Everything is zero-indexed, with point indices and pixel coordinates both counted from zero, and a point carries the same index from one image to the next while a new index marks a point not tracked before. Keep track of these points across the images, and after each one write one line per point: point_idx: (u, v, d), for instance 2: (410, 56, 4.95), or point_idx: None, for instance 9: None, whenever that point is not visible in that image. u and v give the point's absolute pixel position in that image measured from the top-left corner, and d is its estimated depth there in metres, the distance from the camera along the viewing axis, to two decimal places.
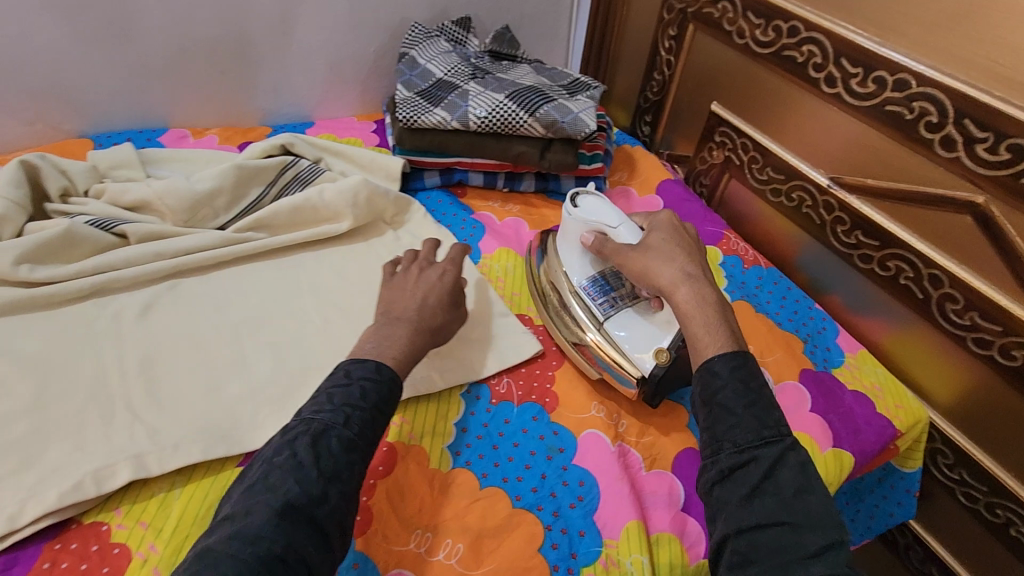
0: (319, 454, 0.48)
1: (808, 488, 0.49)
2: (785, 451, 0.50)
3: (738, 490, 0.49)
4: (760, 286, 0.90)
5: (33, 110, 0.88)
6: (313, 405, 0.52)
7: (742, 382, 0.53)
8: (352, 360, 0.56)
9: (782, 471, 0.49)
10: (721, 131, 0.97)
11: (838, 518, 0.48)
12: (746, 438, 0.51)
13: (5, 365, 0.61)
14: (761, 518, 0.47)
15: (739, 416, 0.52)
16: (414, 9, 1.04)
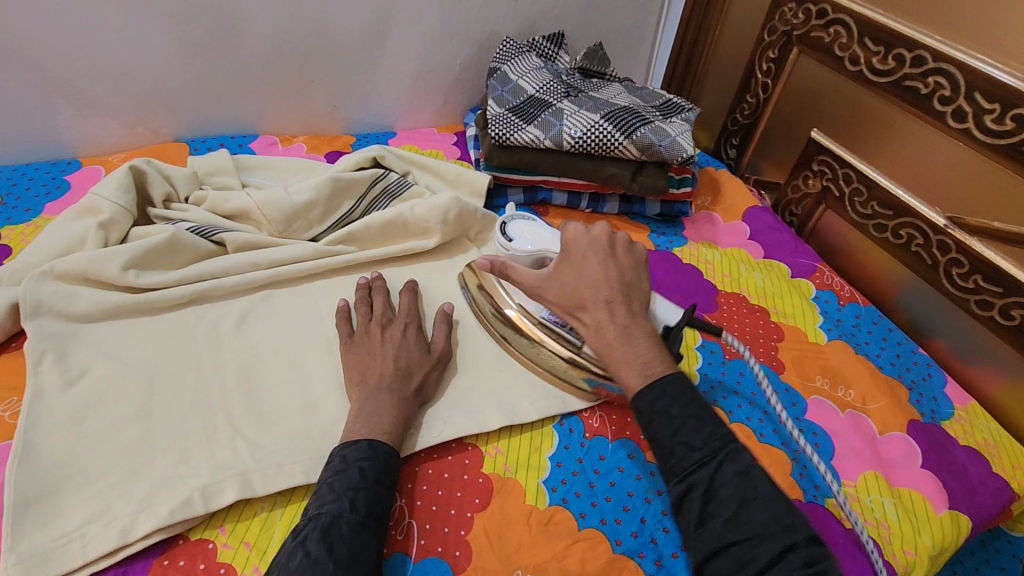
0: (331, 545, 0.47)
1: (752, 497, 0.48)
2: (720, 466, 0.50)
3: (691, 519, 0.49)
4: (858, 325, 0.86)
5: (136, 114, 0.90)
6: (317, 500, 0.51)
7: (662, 414, 0.53)
8: (344, 444, 0.55)
9: (721, 489, 0.49)
10: (820, 159, 0.93)
11: (788, 518, 0.47)
12: (682, 466, 0.51)
13: (113, 370, 0.62)
14: (717, 543, 0.47)
15: (669, 447, 0.52)
16: (504, 23, 1.03)
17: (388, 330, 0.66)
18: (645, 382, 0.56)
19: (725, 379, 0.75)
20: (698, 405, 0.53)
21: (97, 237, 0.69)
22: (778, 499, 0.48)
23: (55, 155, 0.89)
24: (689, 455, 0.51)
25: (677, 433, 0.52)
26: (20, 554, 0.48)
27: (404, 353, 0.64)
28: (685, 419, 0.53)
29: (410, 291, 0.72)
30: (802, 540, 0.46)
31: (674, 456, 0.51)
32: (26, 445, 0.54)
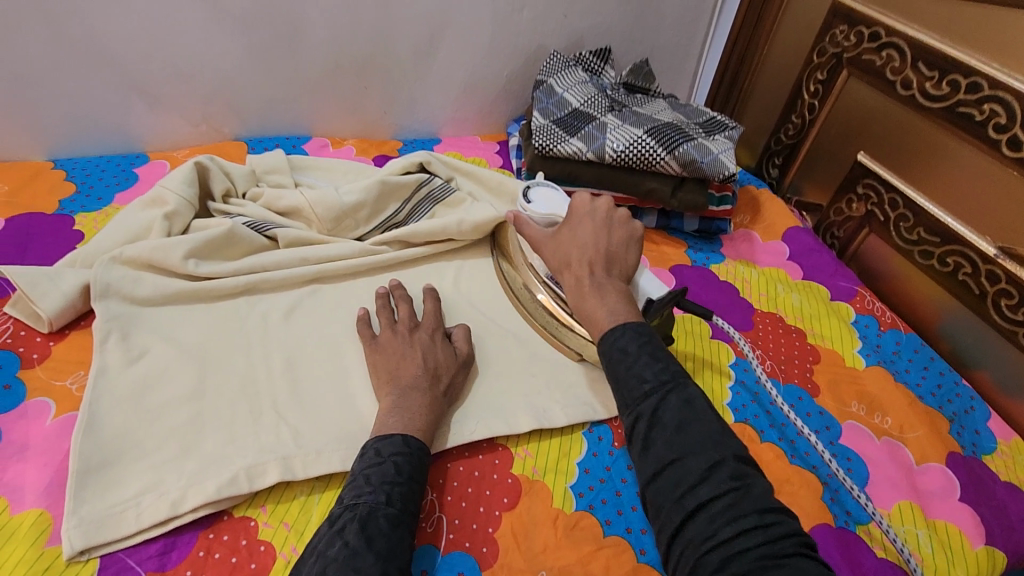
0: (370, 536, 0.48)
1: (691, 421, 0.52)
2: (666, 396, 0.54)
3: (637, 445, 0.53)
4: (898, 352, 0.84)
5: (201, 113, 0.96)
6: (353, 490, 0.52)
7: (619, 352, 0.58)
8: (379, 438, 0.56)
9: (664, 415, 0.53)
10: (865, 182, 0.92)
11: (722, 440, 0.51)
12: (632, 397, 0.55)
13: (171, 352, 0.66)
14: (657, 465, 0.51)
15: (625, 379, 0.56)
16: (551, 37, 1.06)
17: (415, 334, 0.68)
18: (612, 324, 0.61)
19: (757, 398, 0.75)
20: (653, 343, 0.58)
21: (162, 227, 0.74)
22: (716, 424, 0.52)
23: (126, 149, 0.96)
24: (639, 386, 0.55)
25: (631, 367, 0.57)
26: (80, 518, 0.51)
27: (443, 357, 0.66)
28: (639, 355, 0.57)
29: (432, 300, 0.73)
30: (731, 458, 0.50)
31: (627, 388, 0.56)
32: (91, 416, 0.58)
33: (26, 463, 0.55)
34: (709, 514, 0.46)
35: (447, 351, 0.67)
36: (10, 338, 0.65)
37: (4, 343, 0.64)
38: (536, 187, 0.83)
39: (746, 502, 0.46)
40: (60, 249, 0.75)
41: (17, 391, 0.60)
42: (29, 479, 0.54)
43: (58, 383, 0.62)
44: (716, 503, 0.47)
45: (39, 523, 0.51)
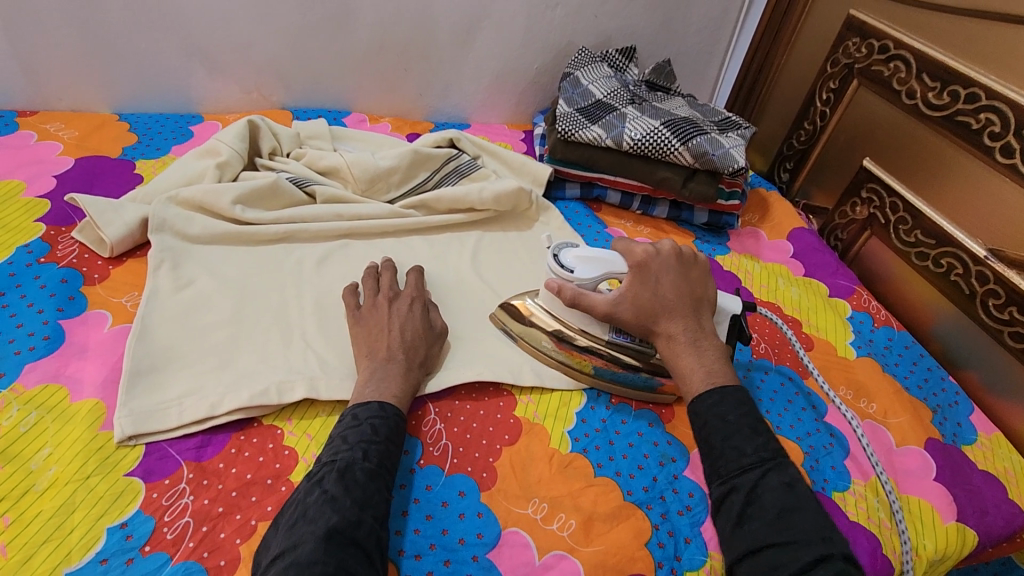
0: (347, 485, 0.50)
1: (794, 507, 0.51)
2: (766, 474, 0.53)
3: (731, 519, 0.52)
4: (889, 347, 0.88)
5: (253, 81, 1.04)
6: (329, 449, 0.54)
7: (718, 418, 0.57)
8: (356, 405, 0.58)
9: (765, 494, 0.52)
10: (869, 187, 0.97)
11: (829, 533, 0.49)
12: (729, 469, 0.54)
13: (214, 283, 0.72)
14: (754, 544, 0.50)
15: (722, 449, 0.56)
16: (581, 35, 1.12)
17: (396, 303, 0.70)
18: (708, 387, 0.60)
19: (749, 373, 0.80)
20: (753, 416, 0.57)
21: (213, 175, 0.81)
22: (821, 514, 0.51)
23: (183, 109, 1.04)
24: (738, 459, 0.54)
25: (729, 438, 0.56)
26: (130, 410, 0.58)
27: (419, 327, 0.68)
28: (739, 425, 0.56)
29: (416, 272, 0.75)
30: (838, 555, 0.47)
31: (722, 459, 0.55)
32: (143, 329, 0.65)
33: (86, 361, 0.62)
34: None
35: (423, 321, 0.69)
36: (75, 258, 0.72)
37: (70, 262, 0.72)
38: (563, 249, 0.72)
39: None
40: (122, 188, 0.83)
41: (79, 302, 0.68)
42: (88, 374, 0.61)
43: (115, 300, 0.69)
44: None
45: (94, 412, 0.58)
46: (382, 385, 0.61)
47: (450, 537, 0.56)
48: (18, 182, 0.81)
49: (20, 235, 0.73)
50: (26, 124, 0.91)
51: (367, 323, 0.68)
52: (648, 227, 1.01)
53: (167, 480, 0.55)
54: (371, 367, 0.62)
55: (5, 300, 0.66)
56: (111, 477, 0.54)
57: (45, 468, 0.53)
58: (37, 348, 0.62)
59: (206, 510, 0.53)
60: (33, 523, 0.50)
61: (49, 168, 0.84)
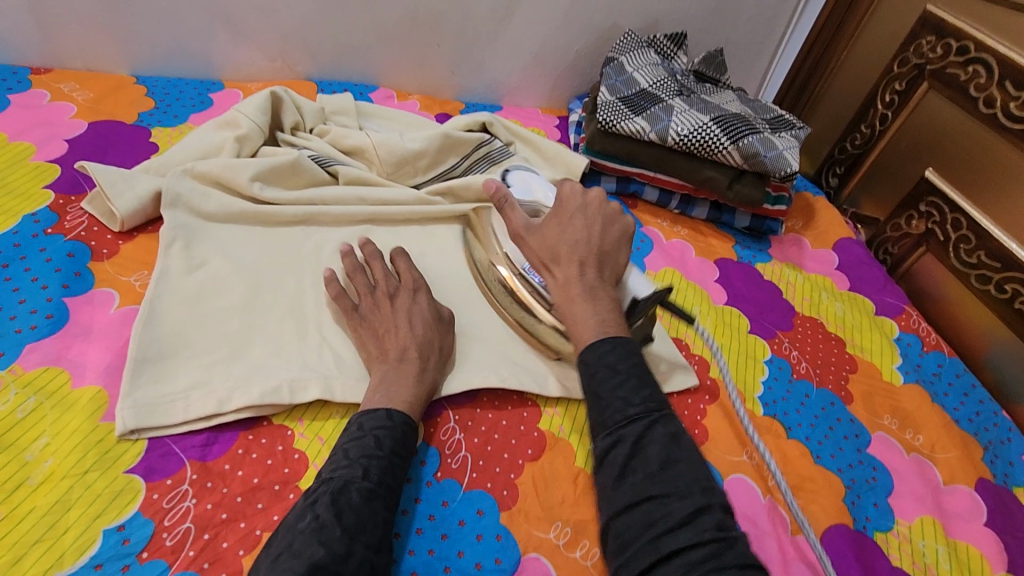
0: (339, 510, 0.46)
1: (677, 458, 0.47)
2: (652, 425, 0.49)
3: (612, 474, 0.48)
4: (938, 374, 0.82)
5: (278, 49, 0.98)
6: (330, 464, 0.50)
7: (606, 367, 0.52)
8: (362, 413, 0.54)
9: (650, 446, 0.48)
10: (929, 200, 0.90)
11: (707, 483, 0.46)
12: (615, 420, 0.49)
13: (227, 265, 0.68)
14: (633, 498, 0.46)
15: (605, 399, 0.50)
16: (627, 17, 1.05)
17: (397, 299, 0.64)
18: (598, 335, 0.55)
19: (790, 395, 0.75)
20: (644, 367, 0.52)
21: (232, 148, 0.77)
22: (700, 464, 0.48)
23: (203, 75, 0.99)
24: (624, 409, 0.49)
25: (617, 387, 0.51)
26: (134, 401, 0.54)
27: (430, 318, 0.63)
28: (628, 375, 0.51)
29: (403, 256, 0.68)
30: (716, 506, 0.45)
31: (608, 409, 0.50)
32: (152, 312, 0.61)
33: (90, 343, 0.59)
34: (685, 564, 0.41)
35: (431, 311, 0.64)
36: (84, 231, 0.68)
37: (78, 235, 0.68)
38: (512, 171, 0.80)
39: (729, 555, 0.42)
40: (136, 157, 0.78)
41: (86, 279, 0.64)
42: (91, 359, 0.58)
43: (123, 279, 0.65)
44: (694, 552, 0.42)
45: (96, 399, 0.55)
46: (392, 391, 0.56)
47: (466, 560, 0.52)
48: (28, 144, 0.76)
49: (28, 203, 0.69)
50: (40, 82, 0.87)
51: (387, 317, 0.63)
52: (685, 228, 0.96)
53: (169, 480, 0.51)
54: (387, 369, 0.58)
55: (8, 272, 0.62)
56: (110, 474, 0.50)
57: (42, 459, 0.50)
58: (39, 327, 0.58)
59: (209, 515, 0.50)
60: (26, 521, 0.47)
61: (62, 132, 0.80)
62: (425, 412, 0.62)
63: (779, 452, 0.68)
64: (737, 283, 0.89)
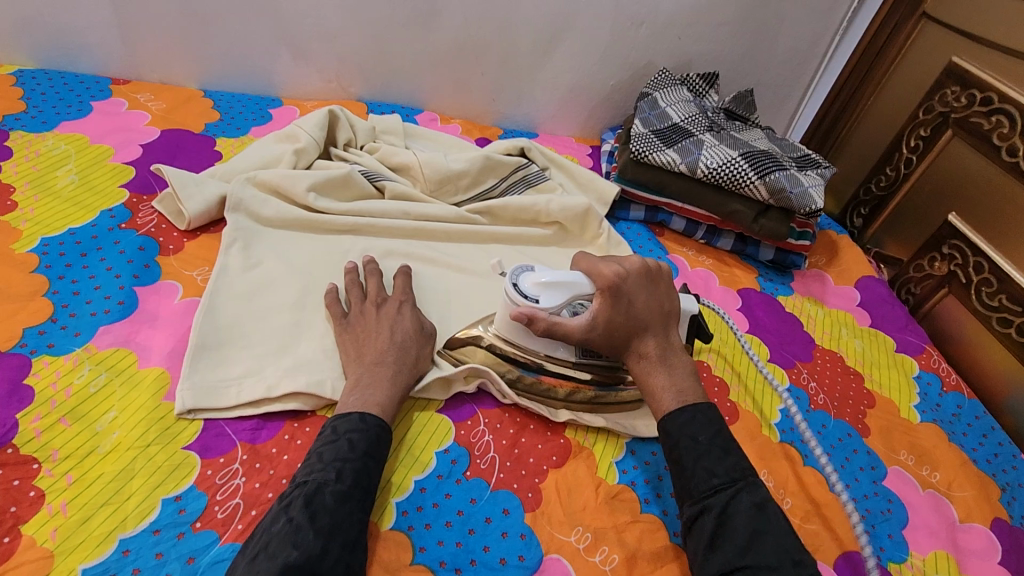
0: (315, 511, 0.46)
1: (766, 530, 0.49)
2: (737, 495, 0.51)
3: (701, 542, 0.50)
4: (957, 415, 0.83)
5: (335, 72, 1.06)
6: (304, 467, 0.50)
7: (689, 439, 0.55)
8: (336, 417, 0.55)
9: (736, 518, 0.50)
10: (951, 243, 0.93)
11: (799, 557, 0.48)
12: (700, 489, 0.52)
13: (279, 266, 0.73)
14: (724, 569, 0.48)
15: (690, 469, 0.54)
16: (662, 56, 1.11)
17: (383, 308, 0.67)
18: (679, 406, 0.57)
19: (806, 423, 0.77)
20: (726, 436, 0.55)
21: (290, 160, 0.83)
22: (788, 536, 0.49)
23: (264, 92, 1.07)
24: (707, 480, 0.53)
25: (700, 458, 0.54)
26: (193, 382, 0.59)
27: (410, 330, 0.65)
28: (711, 447, 0.54)
29: (403, 274, 0.71)
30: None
31: (694, 480, 0.53)
32: (210, 304, 0.66)
33: (155, 329, 0.64)
34: None
35: (414, 323, 0.66)
36: (153, 228, 0.74)
37: (148, 231, 0.74)
38: (521, 272, 0.64)
39: None
40: (203, 164, 0.85)
41: (154, 271, 0.69)
42: (156, 343, 0.63)
43: (186, 273, 0.71)
44: None
45: (159, 380, 0.59)
46: (366, 394, 0.57)
47: (490, 555, 0.55)
48: (108, 147, 0.84)
49: (105, 200, 0.76)
50: (119, 92, 0.95)
51: (366, 324, 0.65)
52: (710, 258, 0.99)
53: (221, 459, 0.55)
54: (362, 371, 0.59)
55: (86, 261, 0.68)
56: (170, 449, 0.55)
57: (109, 431, 0.55)
58: (111, 312, 0.64)
59: (256, 494, 0.54)
60: (94, 485, 0.51)
61: (137, 137, 0.87)
62: (455, 414, 0.65)
63: (795, 478, 0.69)
64: (759, 314, 0.91)
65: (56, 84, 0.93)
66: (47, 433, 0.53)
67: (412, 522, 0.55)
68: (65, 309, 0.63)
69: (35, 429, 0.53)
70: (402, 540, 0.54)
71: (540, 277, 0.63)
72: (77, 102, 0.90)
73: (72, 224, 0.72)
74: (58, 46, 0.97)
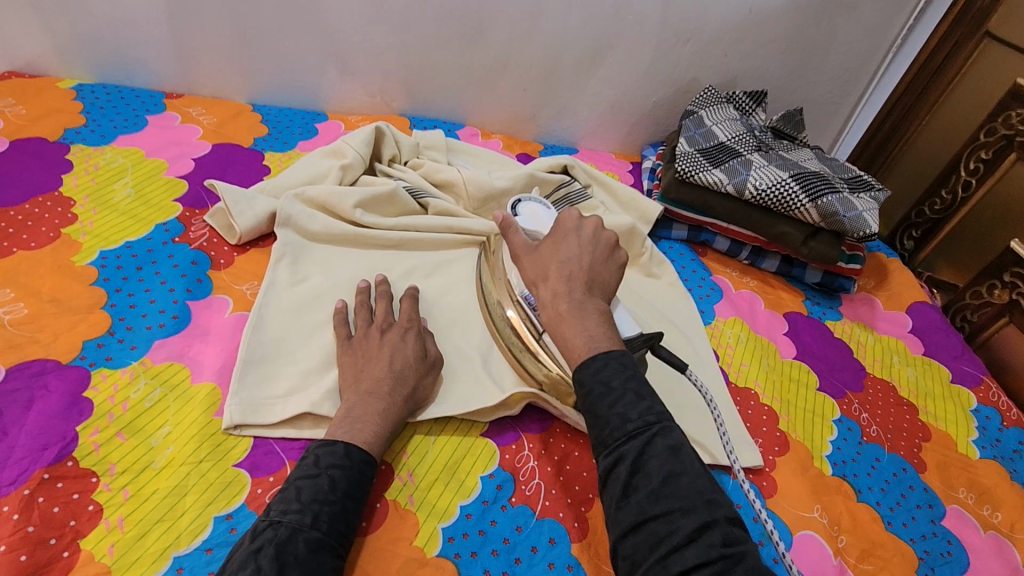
0: (285, 562, 0.44)
1: (679, 472, 0.45)
2: (652, 439, 0.47)
3: (616, 491, 0.46)
4: (1019, 452, 0.80)
5: (378, 86, 1.07)
6: (280, 503, 0.49)
7: (600, 385, 0.50)
8: (320, 446, 0.53)
9: (648, 462, 0.46)
10: (1013, 271, 0.89)
11: (712, 496, 0.45)
12: (612, 435, 0.48)
13: (327, 282, 0.73)
14: (637, 517, 0.44)
15: (603, 417, 0.49)
16: (707, 73, 1.09)
17: (387, 333, 0.64)
18: (592, 353, 0.53)
19: (860, 457, 0.74)
20: (641, 381, 0.51)
21: (337, 176, 0.83)
22: (703, 477, 0.46)
23: (309, 106, 1.09)
24: (622, 425, 0.48)
25: (613, 404, 0.49)
26: (241, 399, 0.59)
27: (411, 358, 0.62)
28: (623, 392, 0.50)
29: (410, 296, 0.68)
30: (721, 518, 0.44)
31: (608, 426, 0.49)
32: (258, 319, 0.67)
33: (207, 344, 0.65)
34: None
35: (417, 349, 0.63)
36: (205, 241, 0.76)
37: (200, 245, 0.75)
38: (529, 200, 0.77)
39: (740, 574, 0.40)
40: (252, 178, 0.87)
41: (205, 286, 0.71)
42: (208, 358, 0.64)
43: (237, 287, 0.72)
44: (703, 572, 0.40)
45: (211, 396, 0.60)
46: None
47: None
48: (161, 161, 0.86)
49: (159, 213, 0.78)
50: (172, 106, 0.97)
51: (367, 349, 0.62)
52: (755, 280, 0.97)
53: (271, 478, 0.55)
54: (356, 401, 0.57)
55: (141, 274, 0.70)
56: (222, 466, 0.55)
57: (164, 446, 0.55)
58: (166, 326, 0.65)
59: None
60: (150, 501, 0.52)
61: (189, 151, 0.89)
62: (500, 439, 0.64)
63: (849, 514, 0.67)
64: (807, 340, 0.89)
65: (112, 98, 0.96)
66: (106, 447, 0.54)
67: (459, 549, 0.55)
68: (121, 321, 0.64)
69: (94, 442, 0.54)
70: (449, 568, 0.53)
71: (537, 210, 0.75)
72: (132, 116, 0.93)
73: (128, 237, 0.74)
74: (116, 61, 1.00)
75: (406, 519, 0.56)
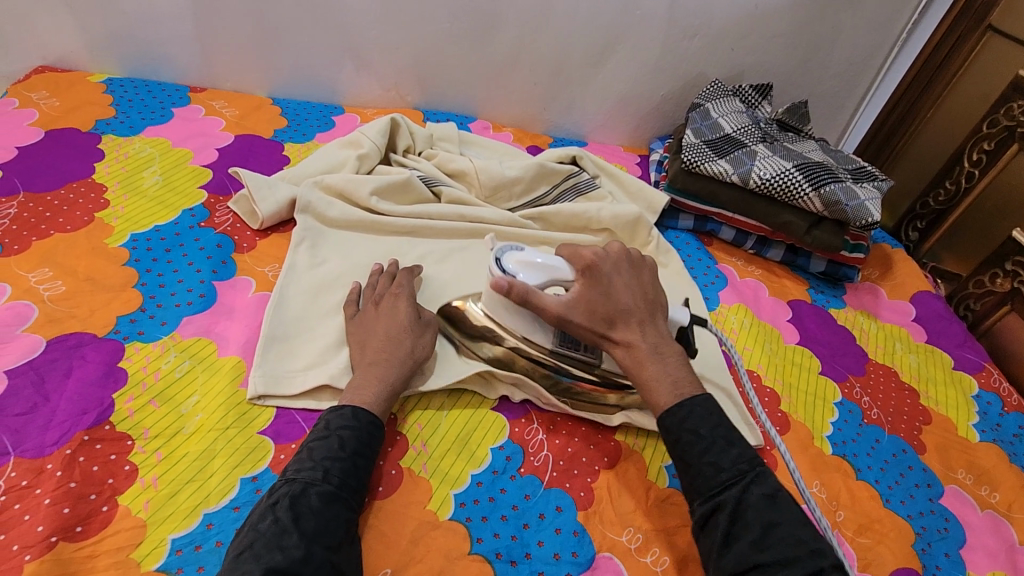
0: (301, 514, 0.48)
1: (778, 521, 0.49)
2: (748, 487, 0.50)
3: (715, 540, 0.50)
4: (1019, 436, 0.81)
5: (393, 81, 1.10)
6: (295, 463, 0.52)
7: (690, 433, 0.53)
8: (329, 412, 0.56)
9: (748, 512, 0.49)
10: (1015, 260, 0.90)
11: (815, 546, 0.47)
12: (707, 485, 0.52)
13: (344, 265, 0.77)
14: (739, 564, 0.47)
15: (695, 464, 0.53)
16: (714, 67, 1.12)
17: (381, 304, 0.67)
18: (674, 400, 0.55)
19: (860, 437, 0.76)
20: (728, 428, 0.54)
21: (354, 165, 0.87)
22: (803, 526, 0.49)
23: (327, 100, 1.12)
24: (716, 475, 0.51)
25: (705, 454, 0.52)
26: (264, 371, 0.63)
27: (405, 322, 0.65)
28: (713, 439, 0.53)
29: (406, 271, 0.72)
30: (827, 567, 0.46)
31: (700, 476, 0.52)
32: (280, 298, 0.70)
33: (232, 321, 0.68)
34: None
35: (412, 314, 0.66)
36: (229, 226, 0.79)
37: (225, 230, 0.79)
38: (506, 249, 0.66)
39: None
40: (273, 168, 0.90)
41: (230, 267, 0.74)
42: (233, 334, 0.67)
43: (260, 269, 0.75)
44: None
45: (236, 368, 0.64)
46: None
47: (545, 550, 0.56)
48: (187, 151, 0.89)
49: (186, 199, 0.81)
50: (197, 99, 1.01)
51: (368, 321, 0.66)
52: (760, 269, 0.99)
53: (293, 444, 0.59)
54: (375, 373, 0.60)
55: (170, 256, 0.73)
56: (247, 433, 0.59)
57: (193, 413, 0.59)
58: (194, 304, 0.68)
59: None
60: (181, 463, 0.55)
61: (214, 142, 0.92)
62: (509, 414, 0.67)
63: (847, 491, 0.69)
64: (810, 327, 0.91)
65: (141, 91, 1.00)
66: (140, 413, 0.58)
67: (470, 513, 0.58)
68: (152, 299, 0.68)
69: (128, 409, 0.58)
70: (461, 530, 0.56)
71: (524, 255, 0.64)
72: (160, 108, 0.97)
73: (157, 221, 0.77)
74: (144, 56, 1.04)
75: (420, 485, 0.59)
